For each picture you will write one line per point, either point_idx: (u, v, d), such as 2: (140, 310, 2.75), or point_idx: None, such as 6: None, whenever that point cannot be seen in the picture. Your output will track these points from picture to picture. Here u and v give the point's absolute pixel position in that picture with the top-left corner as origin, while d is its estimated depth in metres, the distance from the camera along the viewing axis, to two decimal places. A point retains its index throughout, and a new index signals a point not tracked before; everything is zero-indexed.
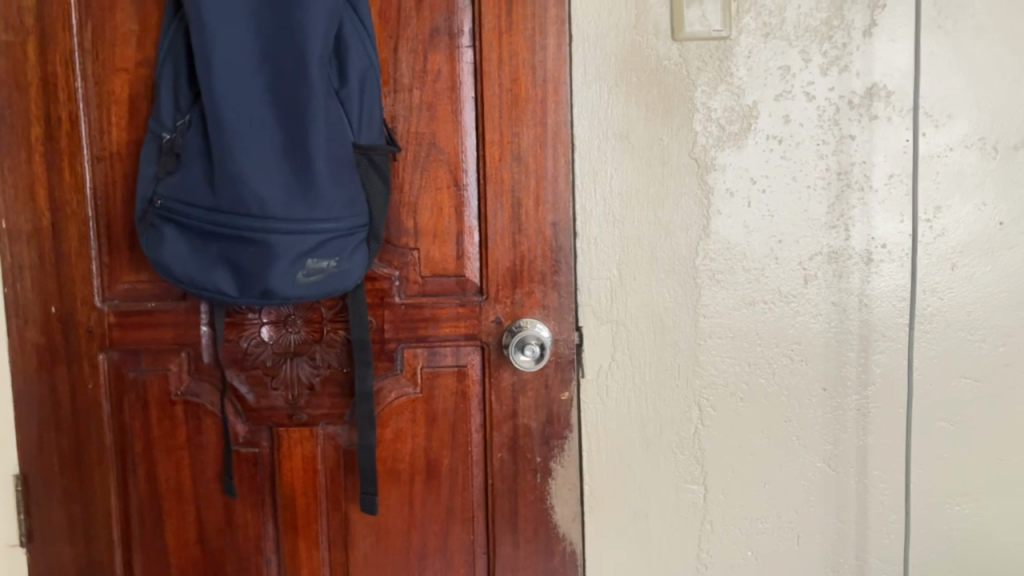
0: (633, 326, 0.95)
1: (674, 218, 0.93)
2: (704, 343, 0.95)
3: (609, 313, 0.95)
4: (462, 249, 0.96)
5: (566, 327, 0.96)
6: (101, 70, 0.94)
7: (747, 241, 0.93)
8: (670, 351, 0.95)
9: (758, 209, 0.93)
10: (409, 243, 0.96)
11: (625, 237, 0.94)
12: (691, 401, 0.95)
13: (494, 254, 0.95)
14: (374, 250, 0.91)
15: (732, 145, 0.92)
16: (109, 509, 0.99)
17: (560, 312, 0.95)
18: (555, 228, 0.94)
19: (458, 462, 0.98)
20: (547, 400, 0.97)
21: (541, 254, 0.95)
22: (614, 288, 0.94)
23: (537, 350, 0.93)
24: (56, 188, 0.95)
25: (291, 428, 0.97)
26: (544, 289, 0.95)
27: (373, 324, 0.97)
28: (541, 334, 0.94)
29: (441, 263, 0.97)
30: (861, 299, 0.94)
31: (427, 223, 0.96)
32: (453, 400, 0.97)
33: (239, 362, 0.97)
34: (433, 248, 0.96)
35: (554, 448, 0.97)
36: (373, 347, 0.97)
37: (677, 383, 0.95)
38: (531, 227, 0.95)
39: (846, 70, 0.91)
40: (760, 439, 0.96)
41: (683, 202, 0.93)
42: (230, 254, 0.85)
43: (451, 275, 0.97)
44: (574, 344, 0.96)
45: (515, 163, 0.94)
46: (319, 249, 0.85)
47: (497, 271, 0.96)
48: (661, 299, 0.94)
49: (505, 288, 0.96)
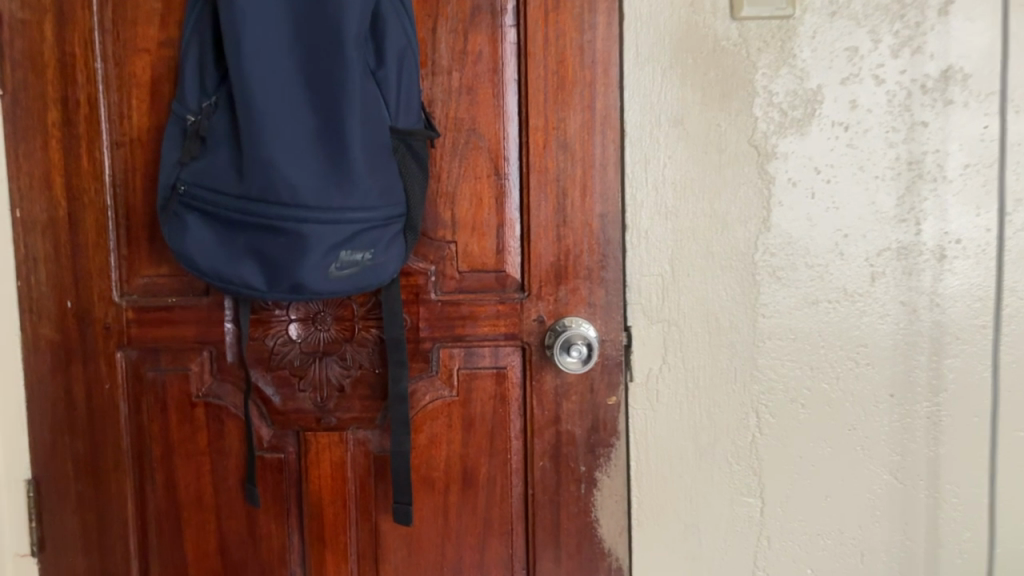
0: (685, 327, 0.88)
1: (731, 210, 0.87)
2: (762, 346, 0.88)
3: (660, 312, 0.88)
4: (502, 243, 0.90)
5: (614, 327, 0.89)
6: (122, 50, 0.88)
7: (810, 235, 0.87)
8: (726, 353, 0.88)
9: (822, 201, 0.87)
10: (446, 236, 0.90)
11: (678, 231, 0.87)
12: (747, 407, 0.89)
13: (537, 248, 0.89)
14: (411, 243, 0.85)
15: (795, 131, 0.86)
16: (126, 517, 0.94)
17: (608, 311, 0.89)
18: (603, 221, 0.88)
19: (497, 470, 0.92)
20: (593, 405, 0.90)
21: (588, 249, 0.89)
22: (666, 285, 0.88)
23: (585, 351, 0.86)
24: (73, 176, 0.90)
25: (319, 432, 0.91)
26: (590, 286, 0.89)
27: (407, 322, 0.91)
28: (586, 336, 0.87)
29: (480, 258, 0.91)
30: (933, 299, 0.87)
31: (465, 214, 0.90)
32: (492, 405, 0.91)
33: (265, 362, 0.91)
34: (471, 241, 0.90)
35: (599, 457, 0.91)
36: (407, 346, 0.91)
37: (732, 389, 0.89)
38: (577, 220, 0.89)
39: (919, 51, 0.84)
40: (822, 448, 0.89)
41: (742, 193, 0.87)
42: (257, 245, 0.79)
43: (490, 271, 0.91)
44: (622, 345, 0.89)
45: (560, 150, 0.88)
46: (353, 240, 0.79)
47: (539, 267, 0.89)
48: (717, 297, 0.88)
49: (548, 284, 0.90)
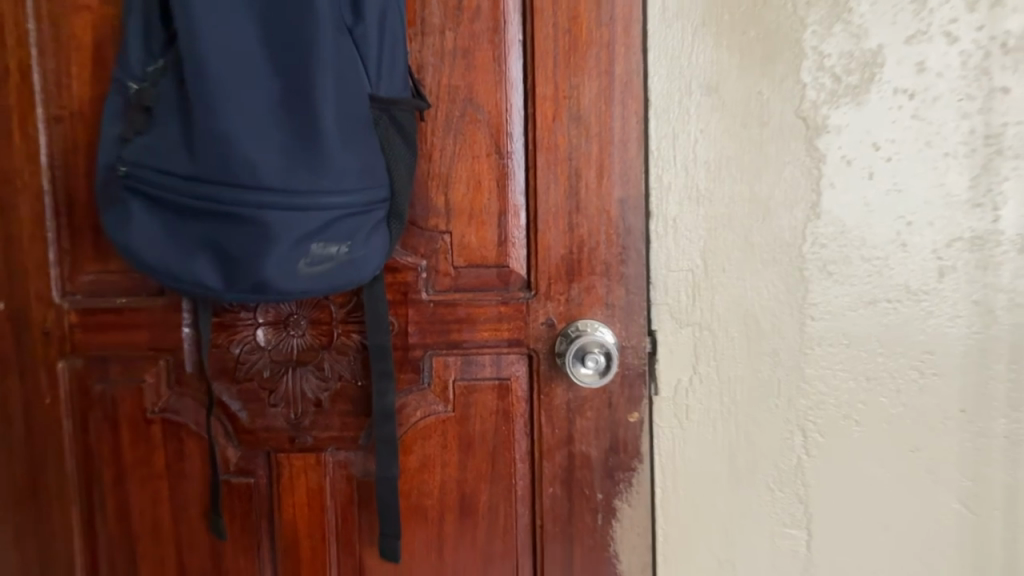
0: (719, 332, 0.75)
1: (775, 193, 0.74)
2: (809, 354, 0.75)
3: (691, 314, 0.75)
4: (505, 233, 0.77)
5: (636, 331, 0.77)
6: (58, 7, 0.75)
7: (867, 223, 0.74)
8: (767, 362, 0.76)
9: (881, 182, 0.73)
10: (439, 226, 0.77)
11: (711, 218, 0.74)
12: (791, 425, 0.76)
13: (545, 240, 0.76)
14: (396, 233, 0.72)
15: (850, 100, 0.73)
16: (73, 552, 0.82)
17: (628, 313, 0.77)
18: (623, 208, 0.76)
19: (499, 498, 0.79)
20: (611, 423, 0.78)
21: (605, 241, 0.76)
22: (698, 282, 0.75)
23: (604, 361, 0.74)
24: (6, 157, 0.78)
25: (293, 454, 0.79)
26: (607, 284, 0.76)
27: (395, 326, 0.78)
28: (603, 344, 0.74)
29: (479, 251, 0.78)
30: (1013, 298, 0.73)
31: (461, 200, 0.77)
32: (493, 421, 0.78)
33: (230, 373, 0.79)
34: (469, 231, 0.77)
35: (618, 482, 0.78)
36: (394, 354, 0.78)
37: (775, 404, 0.76)
38: (592, 206, 0.76)
39: (1000, 3, 0.71)
40: (879, 473, 0.76)
41: (786, 173, 0.74)
42: (212, 236, 0.66)
43: (491, 266, 0.78)
44: (646, 352, 0.77)
45: (573, 123, 0.75)
46: (326, 230, 0.66)
47: (548, 261, 0.77)
48: (757, 296, 0.75)
49: (559, 282, 0.77)
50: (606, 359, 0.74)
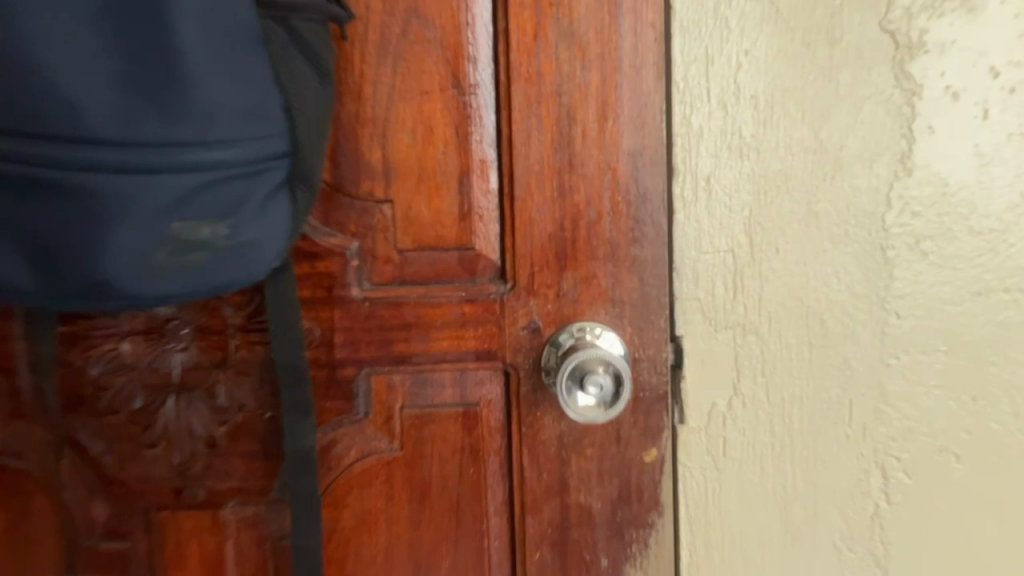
0: (770, 336, 0.54)
1: (850, 140, 0.53)
2: (892, 365, 0.55)
3: (730, 313, 0.54)
4: (470, 201, 0.55)
5: (653, 337, 0.55)
6: None
7: (978, 181, 0.53)
8: (835, 378, 0.55)
9: (999, 123, 0.52)
10: (375, 193, 0.54)
11: (761, 177, 0.53)
12: (869, 463, 0.55)
13: (526, 210, 0.54)
14: (301, 202, 0.49)
15: (958, 6, 0.51)
16: None
17: (643, 311, 0.55)
18: (635, 164, 0.54)
19: (467, 568, 0.58)
20: (619, 463, 0.56)
21: (610, 211, 0.54)
22: (741, 268, 0.54)
23: (611, 387, 0.51)
24: None
25: (181, 511, 0.57)
26: (611, 273, 0.55)
27: (316, 334, 0.56)
28: (610, 363, 0.51)
29: (432, 227, 0.55)
30: None
31: (405, 156, 0.54)
32: (456, 464, 0.57)
33: (86, 403, 0.56)
34: (417, 201, 0.55)
35: (630, 543, 0.57)
36: (317, 374, 0.56)
37: (846, 434, 0.55)
38: (592, 161, 0.54)
39: None
40: (985, 525, 0.56)
41: (866, 111, 0.52)
42: (11, 214, 0.43)
43: (449, 249, 0.55)
44: (667, 365, 0.55)
45: (564, 43, 0.53)
46: (192, 204, 0.44)
47: (530, 240, 0.54)
48: (823, 287, 0.54)
49: (546, 269, 0.55)
50: (613, 383, 0.51)
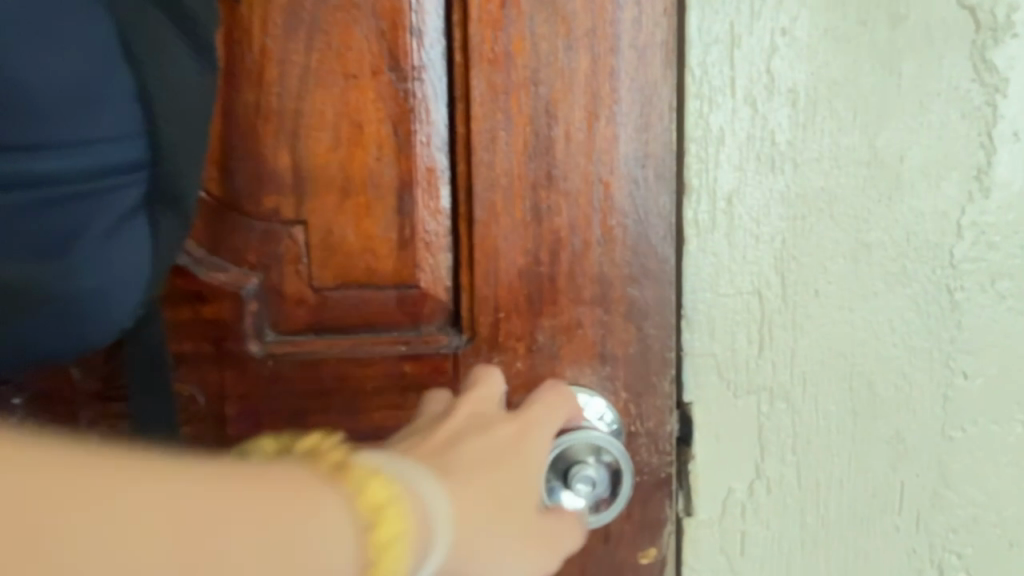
0: (804, 403, 0.42)
1: (912, 150, 0.40)
2: (956, 440, 0.43)
3: (752, 373, 0.42)
4: (412, 223, 0.41)
5: (654, 406, 0.43)
6: None
7: None
8: (883, 455, 0.43)
9: None
10: (283, 212, 0.40)
11: (798, 198, 0.40)
12: (923, 561, 0.44)
13: (489, 238, 0.41)
14: (167, 230, 0.34)
15: None
16: None
17: (642, 372, 0.42)
18: (634, 179, 0.40)
19: None
20: (606, 564, 0.44)
21: (600, 239, 0.41)
22: (769, 315, 0.41)
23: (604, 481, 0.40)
24: None
25: None
26: (602, 321, 0.42)
27: (204, 402, 0.42)
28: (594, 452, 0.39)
29: (360, 259, 0.41)
30: None
31: (324, 163, 0.40)
32: None
33: None
34: (339, 224, 0.40)
35: None
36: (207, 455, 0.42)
37: (895, 525, 0.44)
38: (578, 174, 0.40)
39: None
40: None
41: (935, 112, 0.40)
42: None
43: (384, 289, 0.41)
44: (670, 441, 0.43)
45: (542, 12, 0.39)
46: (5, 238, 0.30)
47: (494, 278, 0.41)
48: (871, 340, 0.42)
49: (515, 316, 0.41)
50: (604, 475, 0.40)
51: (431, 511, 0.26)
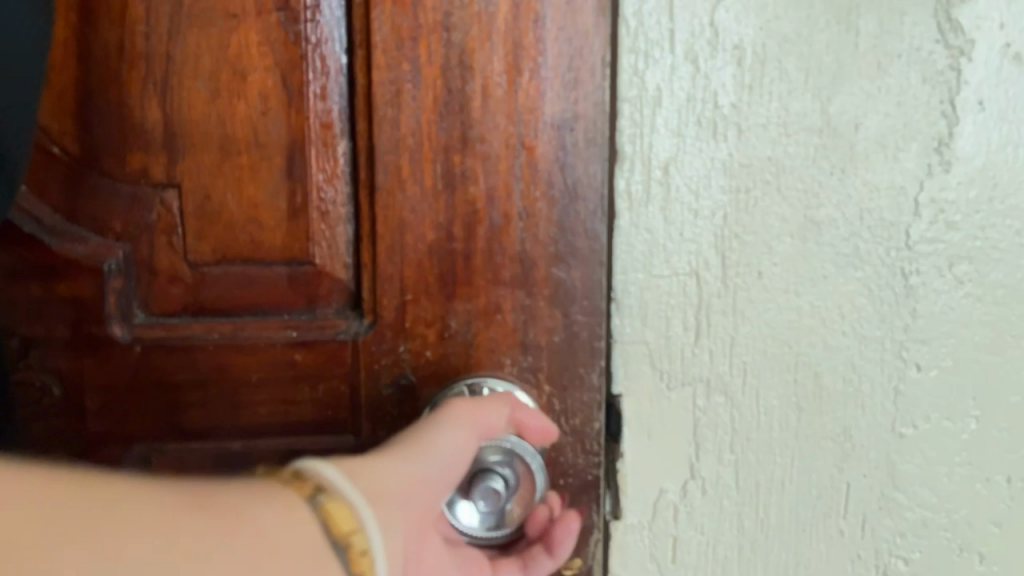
0: (744, 397, 0.39)
1: (867, 116, 0.37)
2: (906, 438, 0.39)
3: (687, 364, 0.39)
4: (304, 188, 0.38)
5: (580, 402, 0.39)
6: None
7: None
8: (829, 454, 0.40)
9: None
10: (155, 174, 0.38)
11: (740, 168, 0.37)
12: (868, 568, 0.41)
13: (393, 207, 0.37)
14: None
15: None
16: None
17: (568, 363, 0.39)
18: (562, 144, 0.37)
19: None
20: None
21: (522, 212, 0.37)
22: (707, 299, 0.38)
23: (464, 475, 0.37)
24: None
25: None
26: (523, 306, 0.38)
27: (74, 384, 0.40)
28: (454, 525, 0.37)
29: (242, 227, 0.38)
30: None
31: (201, 117, 0.37)
32: None
33: None
34: (220, 188, 0.38)
35: None
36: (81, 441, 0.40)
37: (839, 529, 0.40)
38: (497, 135, 0.37)
39: None
40: None
41: (893, 75, 0.36)
42: None
43: (275, 265, 0.39)
44: (598, 440, 0.39)
45: None
46: None
47: (399, 252, 0.38)
48: (817, 328, 0.38)
49: (423, 299, 0.38)
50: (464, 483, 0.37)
51: (321, 463, 0.26)
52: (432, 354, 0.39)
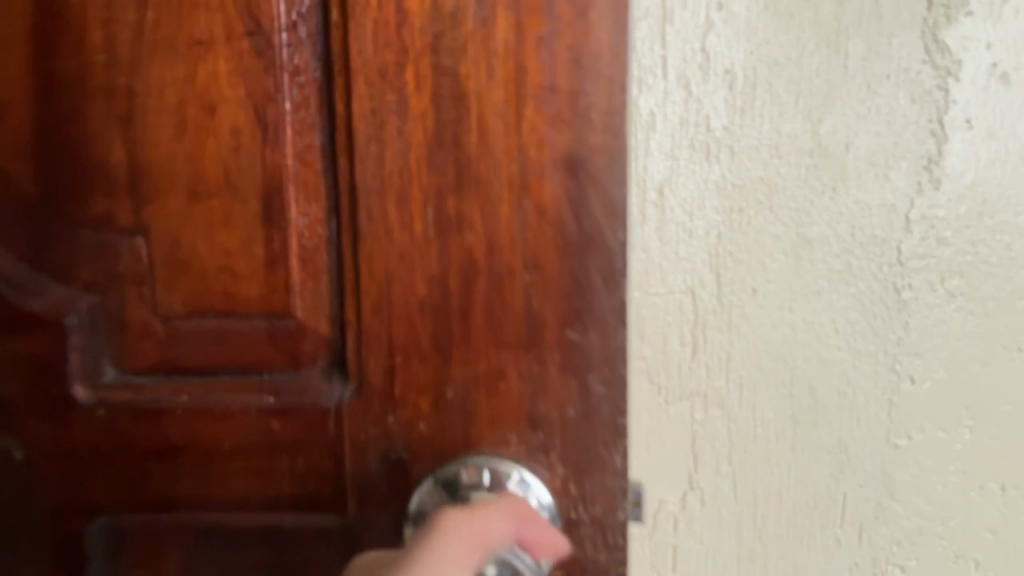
0: (740, 409, 0.40)
1: (857, 136, 0.37)
2: (901, 448, 0.40)
3: (685, 380, 0.40)
4: (282, 233, 0.35)
5: (602, 488, 0.35)
6: None
7: None
8: (826, 465, 0.40)
9: None
10: (120, 220, 0.35)
11: (735, 189, 0.38)
12: None
13: (378, 255, 0.34)
14: None
15: None
16: None
17: (587, 444, 0.35)
18: (574, 185, 0.33)
19: None
20: None
21: (528, 263, 0.34)
22: (702, 317, 0.39)
23: None
24: None
25: None
26: (532, 373, 0.34)
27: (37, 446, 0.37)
28: None
29: (219, 275, 0.36)
30: None
31: (168, 156, 0.35)
32: None
33: None
34: (194, 234, 0.35)
35: None
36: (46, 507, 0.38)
37: (836, 539, 0.41)
38: (499, 175, 0.33)
39: None
40: None
41: (883, 96, 0.37)
42: None
43: (254, 319, 0.36)
44: (621, 534, 0.35)
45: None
46: None
47: (386, 304, 0.35)
48: (812, 347, 0.39)
49: (417, 361, 0.35)
50: None
51: None
52: (430, 420, 0.35)
